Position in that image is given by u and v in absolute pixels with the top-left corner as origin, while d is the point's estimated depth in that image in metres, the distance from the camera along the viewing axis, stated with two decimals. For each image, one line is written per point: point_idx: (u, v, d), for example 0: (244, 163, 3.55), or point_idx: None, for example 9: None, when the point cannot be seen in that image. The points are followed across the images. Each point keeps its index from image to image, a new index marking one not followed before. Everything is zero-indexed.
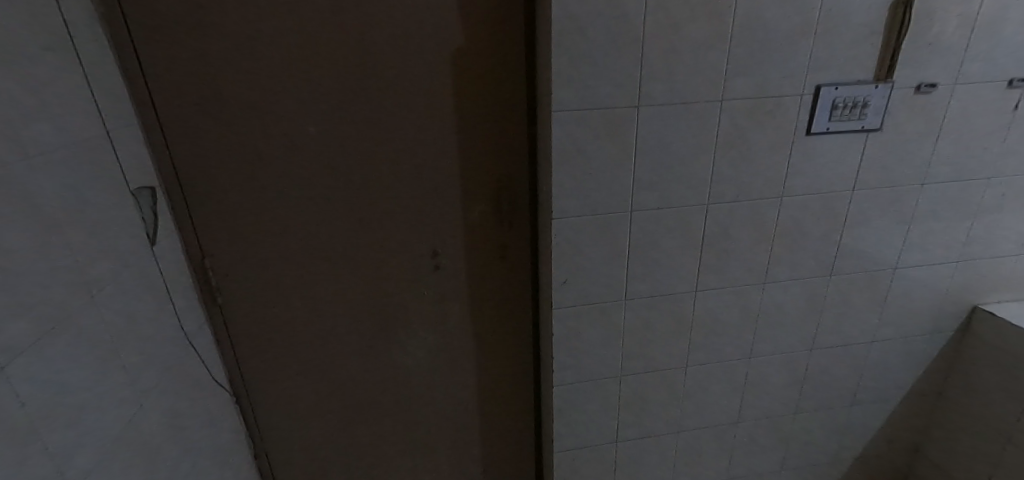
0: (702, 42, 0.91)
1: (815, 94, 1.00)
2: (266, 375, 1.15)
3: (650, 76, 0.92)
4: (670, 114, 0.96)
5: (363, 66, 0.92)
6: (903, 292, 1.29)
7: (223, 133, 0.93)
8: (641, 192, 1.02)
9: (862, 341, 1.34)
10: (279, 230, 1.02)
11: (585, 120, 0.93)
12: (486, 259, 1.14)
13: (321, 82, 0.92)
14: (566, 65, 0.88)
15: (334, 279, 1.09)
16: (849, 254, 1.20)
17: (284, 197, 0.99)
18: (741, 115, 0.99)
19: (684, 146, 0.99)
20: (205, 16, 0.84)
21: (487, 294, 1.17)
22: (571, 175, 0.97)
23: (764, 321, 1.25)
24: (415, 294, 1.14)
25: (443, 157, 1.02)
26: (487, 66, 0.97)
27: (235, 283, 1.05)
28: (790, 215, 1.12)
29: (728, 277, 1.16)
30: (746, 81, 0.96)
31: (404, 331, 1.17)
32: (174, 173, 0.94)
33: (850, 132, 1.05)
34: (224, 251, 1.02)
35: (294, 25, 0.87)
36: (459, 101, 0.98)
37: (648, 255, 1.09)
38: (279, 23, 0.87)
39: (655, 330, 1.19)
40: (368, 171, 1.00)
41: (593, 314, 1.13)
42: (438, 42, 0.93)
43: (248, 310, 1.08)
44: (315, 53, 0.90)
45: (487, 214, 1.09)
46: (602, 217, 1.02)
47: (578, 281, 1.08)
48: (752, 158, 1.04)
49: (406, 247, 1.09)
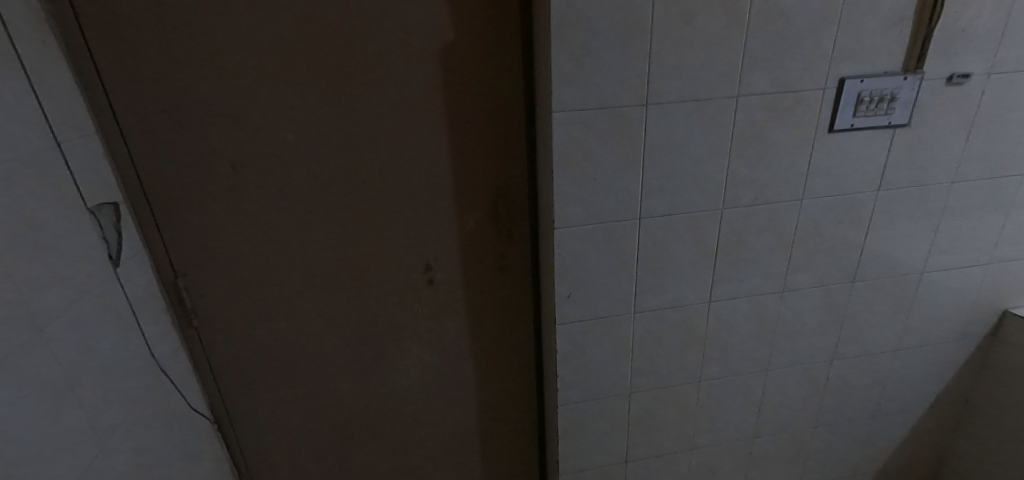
0: (717, 32, 0.82)
1: (839, 88, 0.91)
2: (249, 400, 1.07)
3: (659, 71, 0.83)
4: (681, 113, 0.88)
5: (345, 67, 0.84)
6: (929, 298, 1.20)
7: (193, 141, 0.85)
8: (649, 198, 0.94)
9: (885, 349, 1.26)
10: (259, 245, 0.94)
11: (589, 122, 0.85)
12: (484, 272, 1.06)
13: (299, 84, 0.84)
14: (568, 61, 0.80)
15: (320, 296, 1.01)
16: (873, 259, 1.12)
17: (261, 210, 0.92)
18: (758, 112, 0.90)
19: (696, 147, 0.91)
20: (166, 12, 0.76)
21: (486, 309, 1.10)
22: (575, 181, 0.89)
23: (782, 331, 1.17)
24: (408, 309, 1.06)
25: (434, 163, 0.94)
26: (480, 63, 0.88)
27: (212, 303, 0.97)
28: (811, 218, 1.03)
29: (744, 285, 1.08)
30: (764, 75, 0.87)
31: (397, 349, 1.09)
32: (140, 186, 0.86)
33: (876, 128, 0.96)
34: (198, 269, 0.94)
35: (267, 22, 0.79)
36: (451, 102, 0.90)
37: (658, 265, 1.01)
38: (251, 20, 0.79)
39: (665, 344, 1.11)
40: (352, 179, 0.92)
41: (600, 329, 1.05)
42: (426, 38, 0.84)
43: (227, 331, 1.00)
44: (292, 53, 0.82)
45: (483, 223, 1.01)
46: (609, 225, 0.94)
47: (583, 294, 1.00)
48: (770, 159, 0.95)
49: (396, 260, 1.01)
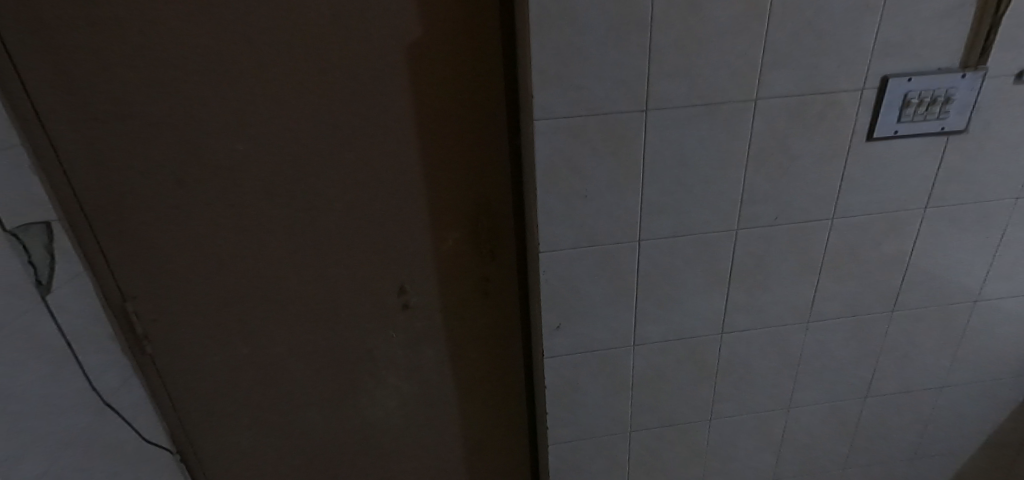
0: (731, 22, 0.69)
1: (881, 88, 0.76)
2: (212, 429, 1.00)
3: (660, 71, 0.70)
4: (688, 120, 0.75)
5: (298, 69, 0.74)
6: (983, 329, 1.04)
7: (134, 153, 0.76)
8: (650, 217, 0.81)
9: (928, 386, 1.10)
10: (214, 266, 0.86)
11: (578, 131, 0.72)
12: (465, 295, 0.95)
13: (247, 89, 0.74)
14: (551, 59, 0.67)
15: (285, 320, 0.92)
16: (917, 285, 0.96)
17: (214, 228, 0.83)
18: (781, 118, 0.77)
19: (706, 159, 0.78)
20: (86, 9, 0.66)
21: (468, 335, 0.99)
22: (562, 200, 0.77)
23: (807, 365, 1.02)
24: (380, 335, 0.96)
25: (405, 176, 0.83)
26: (454, 63, 0.76)
27: (165, 328, 0.89)
28: (843, 239, 0.89)
29: (762, 315, 0.95)
30: (789, 75, 0.74)
31: (370, 377, 1.00)
32: (78, 204, 0.78)
33: (925, 135, 0.81)
34: (149, 293, 0.86)
35: (203, 17, 0.69)
36: (422, 108, 0.79)
37: (661, 292, 0.88)
38: (184, 16, 0.68)
39: (671, 379, 0.98)
40: (314, 194, 0.83)
41: (595, 363, 0.93)
42: (389, 35, 0.73)
43: (183, 358, 0.92)
44: (236, 55, 0.72)
45: (463, 243, 0.90)
46: (603, 249, 0.82)
47: (575, 325, 0.88)
48: (795, 174, 0.81)
49: (367, 282, 0.91)
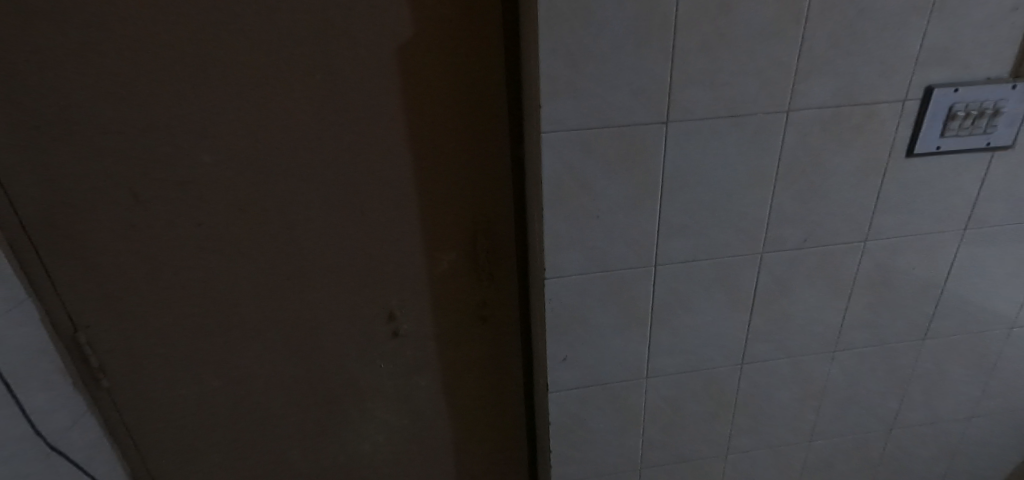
0: (764, 25, 0.61)
1: (924, 100, 0.69)
2: (180, 467, 0.91)
3: (683, 78, 0.62)
4: (712, 133, 0.67)
5: (273, 75, 0.65)
6: (1017, 357, 0.96)
7: (82, 167, 0.67)
8: (668, 240, 0.73)
9: (957, 417, 1.02)
10: (179, 292, 0.77)
11: (591, 146, 0.64)
12: (460, 322, 0.86)
13: (213, 96, 0.65)
14: (562, 64, 0.58)
15: (261, 351, 0.83)
16: (951, 311, 0.89)
17: (180, 250, 0.74)
18: (815, 132, 0.69)
19: (730, 177, 0.70)
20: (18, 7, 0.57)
21: (464, 365, 0.90)
22: (572, 221, 0.69)
23: (832, 396, 0.94)
24: (367, 365, 0.87)
25: (395, 193, 0.74)
26: (451, 69, 0.68)
27: (125, 360, 0.80)
28: (875, 263, 0.82)
29: (785, 345, 0.87)
30: (824, 84, 0.66)
31: (356, 410, 0.91)
32: (20, 226, 0.69)
33: (968, 151, 0.74)
34: (106, 323, 0.77)
35: (156, 11, 0.59)
36: (414, 119, 0.70)
37: (677, 321, 0.80)
38: (134, 10, 0.59)
39: (685, 413, 0.90)
40: (294, 213, 0.74)
41: (604, 398, 0.85)
42: (377, 36, 0.64)
43: (147, 391, 0.83)
44: (199, 56, 0.62)
45: (459, 266, 0.81)
46: (616, 274, 0.74)
47: (583, 357, 0.80)
48: (828, 192, 0.74)
49: (354, 309, 0.82)
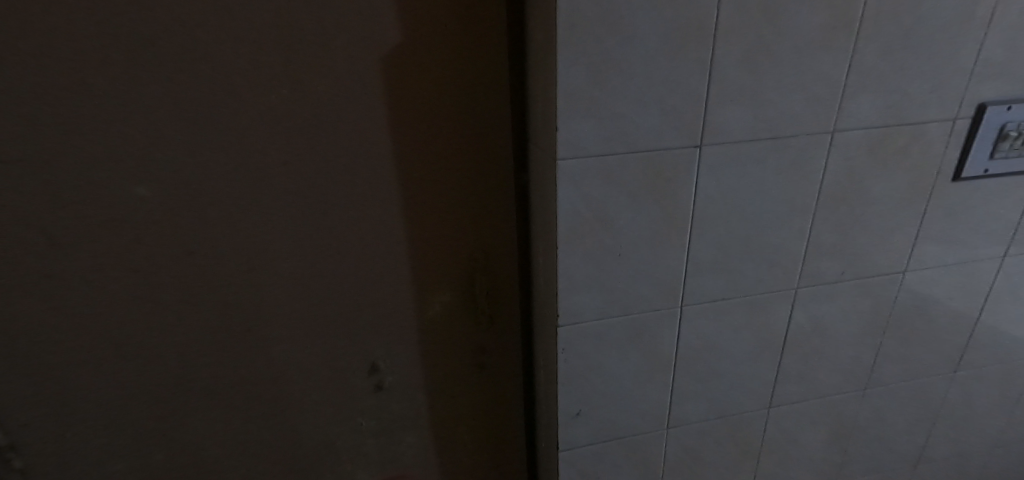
0: (813, 35, 0.52)
1: (976, 119, 0.62)
2: None
3: (721, 96, 0.53)
4: (750, 159, 0.58)
5: (224, 91, 0.52)
6: None
7: None
8: (695, 278, 0.64)
9: (982, 449, 0.96)
10: (112, 352, 0.63)
11: (614, 175, 0.54)
12: (454, 371, 0.75)
13: (147, 117, 0.52)
14: (583, 80, 0.48)
15: (217, 414, 0.70)
16: (983, 342, 0.83)
17: (108, 303, 0.60)
18: (860, 155, 0.61)
19: (766, 208, 0.62)
20: None
21: (458, 418, 0.79)
22: (588, 260, 0.59)
23: (859, 436, 0.87)
24: (345, 422, 0.75)
25: (378, 228, 0.63)
26: (445, 84, 0.57)
27: (43, 436, 0.66)
28: (912, 294, 0.74)
29: (815, 385, 0.79)
30: (873, 102, 0.58)
31: (332, 474, 0.78)
32: None
33: (1014, 173, 0.67)
34: (14, 394, 0.62)
35: (64, 11, 0.46)
36: (399, 143, 0.59)
37: (702, 365, 0.71)
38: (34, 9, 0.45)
39: (706, 463, 0.81)
40: (255, 254, 0.61)
41: (620, 452, 0.75)
42: (354, 44, 0.53)
43: (73, 469, 0.69)
44: (125, 66, 0.49)
45: (453, 308, 0.70)
46: (637, 318, 0.64)
47: (597, 410, 0.70)
48: (869, 221, 0.66)
49: (329, 361, 0.70)
